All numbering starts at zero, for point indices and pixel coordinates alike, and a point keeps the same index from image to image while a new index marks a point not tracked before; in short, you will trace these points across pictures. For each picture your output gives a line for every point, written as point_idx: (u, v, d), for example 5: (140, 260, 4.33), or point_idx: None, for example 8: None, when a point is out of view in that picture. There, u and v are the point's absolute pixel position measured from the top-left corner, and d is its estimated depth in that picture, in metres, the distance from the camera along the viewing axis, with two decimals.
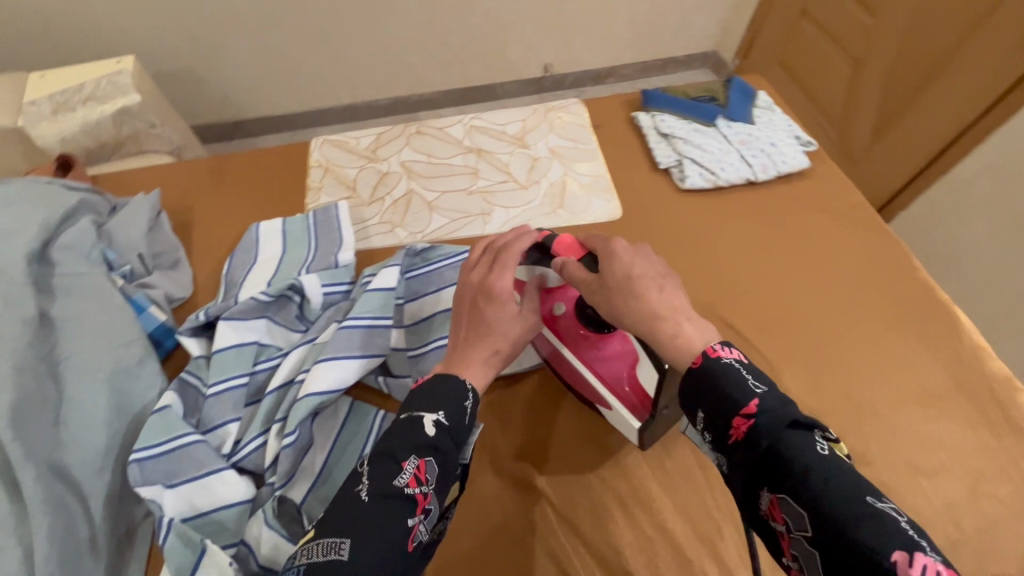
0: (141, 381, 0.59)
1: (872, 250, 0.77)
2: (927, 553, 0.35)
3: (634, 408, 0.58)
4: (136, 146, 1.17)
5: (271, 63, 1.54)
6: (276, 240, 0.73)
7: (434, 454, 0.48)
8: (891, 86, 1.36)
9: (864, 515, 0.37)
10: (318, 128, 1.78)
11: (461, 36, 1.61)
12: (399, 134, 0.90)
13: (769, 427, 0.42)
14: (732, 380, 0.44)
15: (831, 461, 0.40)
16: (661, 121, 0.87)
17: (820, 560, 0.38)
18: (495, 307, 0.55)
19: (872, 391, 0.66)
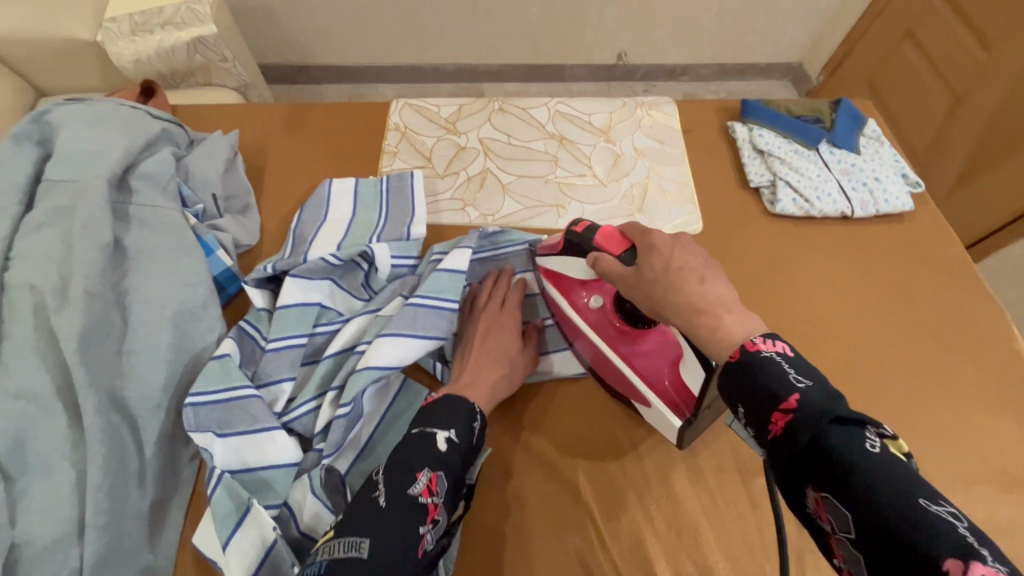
0: (203, 324, 0.59)
1: (971, 311, 0.72)
2: (986, 563, 0.31)
3: (674, 409, 0.54)
4: (205, 78, 1.16)
5: (345, 11, 1.51)
6: (348, 201, 0.71)
7: (446, 468, 0.48)
8: (996, 123, 1.27)
9: (912, 521, 0.34)
10: (381, 85, 1.75)
11: (539, 10, 1.55)
12: (482, 109, 0.87)
13: (812, 422, 0.38)
14: (773, 376, 0.41)
15: (880, 459, 0.37)
16: (759, 136, 0.82)
17: (867, 565, 0.36)
18: (499, 339, 0.60)
19: (949, 463, 0.61)
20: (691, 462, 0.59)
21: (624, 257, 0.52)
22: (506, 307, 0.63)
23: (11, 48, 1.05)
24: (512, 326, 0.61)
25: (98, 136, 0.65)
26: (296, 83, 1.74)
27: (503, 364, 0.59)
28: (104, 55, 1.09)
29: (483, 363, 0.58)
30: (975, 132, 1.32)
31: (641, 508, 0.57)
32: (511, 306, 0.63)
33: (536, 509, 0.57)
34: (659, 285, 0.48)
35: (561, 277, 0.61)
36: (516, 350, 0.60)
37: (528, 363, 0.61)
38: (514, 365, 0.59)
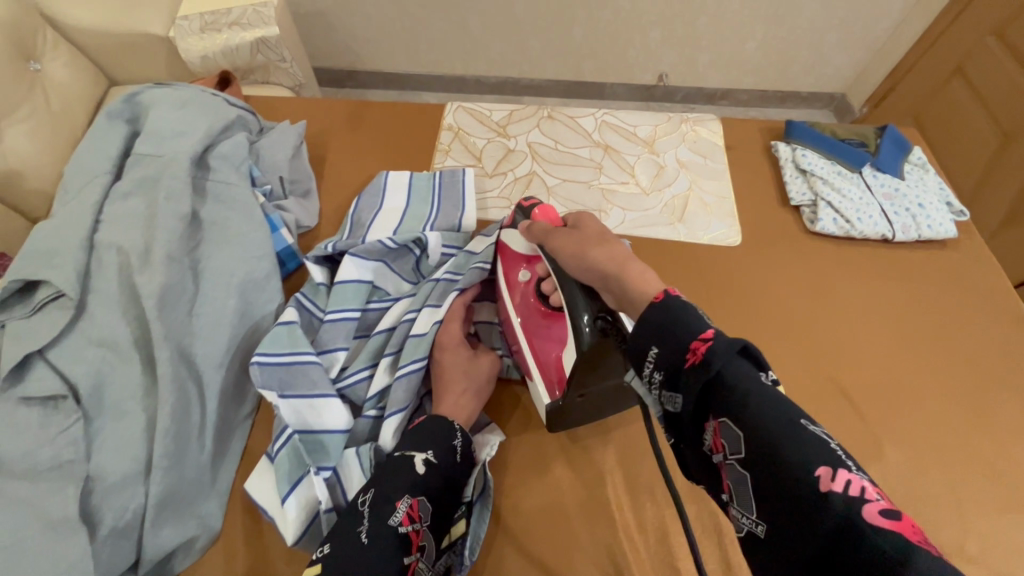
0: (265, 294, 0.64)
1: (1015, 341, 0.71)
2: (852, 472, 0.33)
3: (549, 388, 0.57)
4: (264, 76, 1.24)
5: (397, 20, 1.58)
6: (402, 193, 0.75)
7: (426, 493, 0.50)
8: None
9: (795, 436, 0.35)
10: (424, 92, 1.82)
11: (583, 29, 1.59)
12: (531, 115, 0.91)
13: (722, 355, 0.37)
14: (688, 312, 0.40)
15: (771, 389, 0.37)
16: (802, 156, 0.83)
17: (753, 485, 0.35)
18: (449, 357, 0.59)
19: (981, 486, 0.61)
20: None
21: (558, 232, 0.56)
22: (445, 323, 0.61)
23: (95, 39, 1.13)
24: (456, 337, 0.60)
25: (184, 116, 0.71)
26: (345, 87, 1.82)
27: (465, 380, 0.58)
28: (174, 50, 1.17)
29: (445, 384, 0.58)
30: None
31: (667, 503, 0.58)
32: (449, 322, 0.61)
33: (562, 496, 0.59)
34: (586, 240, 0.50)
35: (505, 248, 0.63)
36: (470, 358, 0.60)
37: (491, 367, 0.61)
38: (475, 376, 0.59)
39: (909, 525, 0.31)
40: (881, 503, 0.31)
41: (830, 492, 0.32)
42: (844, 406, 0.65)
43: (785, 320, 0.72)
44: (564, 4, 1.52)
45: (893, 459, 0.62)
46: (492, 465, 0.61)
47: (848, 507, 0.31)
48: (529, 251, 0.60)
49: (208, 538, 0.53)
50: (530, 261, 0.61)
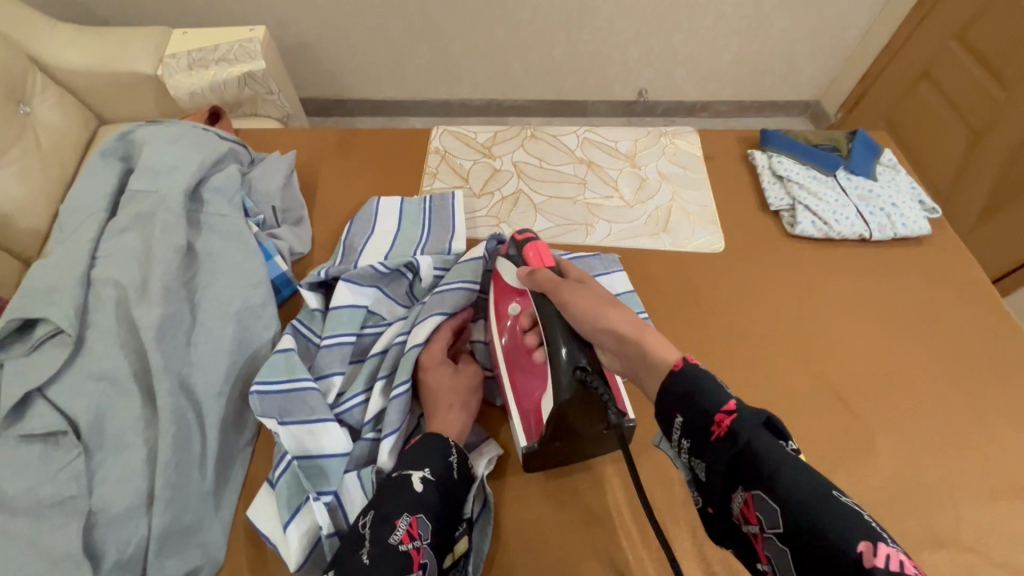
0: (261, 321, 0.64)
1: (994, 331, 0.73)
2: (888, 544, 0.36)
3: (527, 431, 0.58)
4: (252, 109, 1.27)
5: (382, 48, 1.62)
6: (393, 217, 0.77)
7: (425, 511, 0.51)
8: (1012, 166, 1.32)
9: (827, 507, 0.38)
10: (410, 117, 1.86)
11: (563, 49, 1.64)
12: (515, 135, 0.93)
13: (746, 427, 0.43)
14: (713, 387, 0.46)
15: (797, 460, 0.41)
16: (778, 163, 0.86)
17: (793, 556, 0.39)
18: (433, 377, 0.60)
19: (972, 474, 0.62)
20: None
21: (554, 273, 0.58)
22: (430, 344, 0.62)
23: (86, 80, 1.16)
24: (439, 357, 0.62)
25: (176, 152, 0.73)
26: (332, 115, 1.85)
27: (454, 396, 0.59)
28: (163, 87, 1.19)
29: (434, 402, 0.59)
30: (998, 168, 1.35)
31: (666, 507, 0.59)
32: (433, 342, 0.62)
33: (561, 505, 0.59)
34: (597, 295, 0.55)
35: (500, 280, 0.65)
36: (456, 375, 0.61)
37: (476, 381, 0.62)
38: (462, 391, 0.60)
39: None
40: (913, 573, 0.34)
41: (874, 566, 0.35)
42: (834, 401, 0.67)
43: (771, 321, 0.73)
44: (544, 27, 1.57)
45: (885, 452, 0.64)
46: (492, 480, 0.61)
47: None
48: (519, 286, 0.62)
49: (212, 566, 0.53)
50: (520, 295, 0.62)
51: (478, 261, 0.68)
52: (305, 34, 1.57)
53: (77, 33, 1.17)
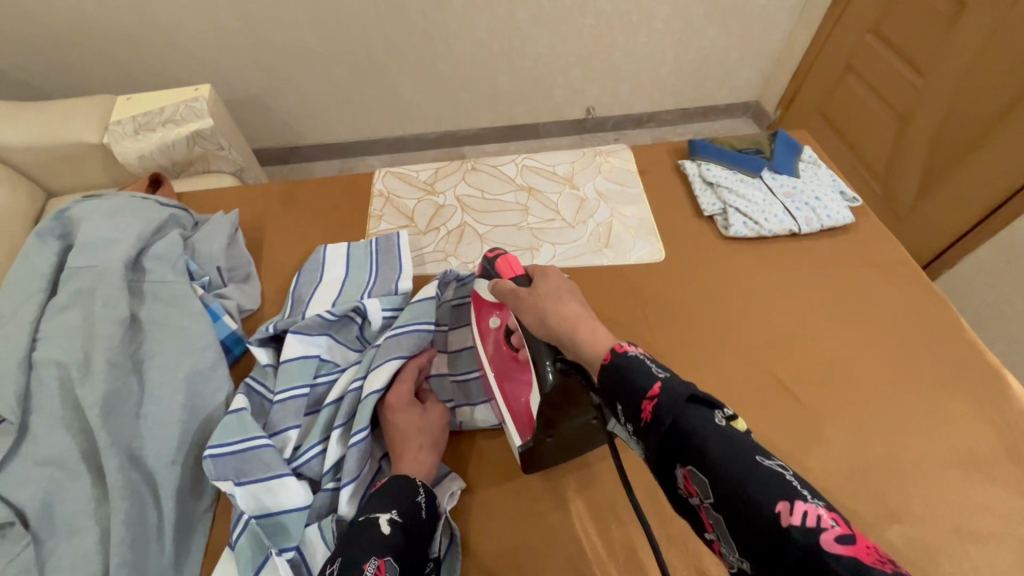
0: (212, 384, 0.64)
1: (923, 308, 0.77)
2: (808, 501, 0.34)
3: (520, 431, 0.59)
4: (204, 166, 1.28)
5: (331, 93, 1.65)
6: (340, 263, 0.78)
7: (393, 552, 0.50)
8: (938, 147, 1.36)
9: (753, 473, 0.37)
10: (368, 157, 1.88)
11: (508, 77, 1.70)
12: (456, 170, 0.96)
13: (670, 405, 0.41)
14: (638, 370, 0.44)
15: (726, 428, 0.40)
16: (707, 170, 0.91)
17: (730, 528, 0.37)
18: (401, 418, 0.61)
19: (915, 448, 0.65)
20: None
21: (520, 278, 0.63)
22: (394, 385, 0.64)
23: (30, 156, 1.15)
24: (405, 397, 0.63)
25: (115, 224, 0.73)
26: (289, 162, 1.86)
27: (420, 437, 0.61)
28: (111, 154, 1.19)
29: (402, 444, 0.60)
30: (926, 144, 1.39)
31: (629, 519, 0.61)
32: (399, 383, 0.64)
33: (526, 529, 0.60)
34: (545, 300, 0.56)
35: (478, 297, 0.68)
36: (422, 415, 0.63)
37: (442, 420, 0.64)
38: (429, 430, 0.62)
39: (866, 547, 0.32)
40: (836, 529, 0.33)
41: (791, 526, 0.34)
42: (782, 393, 0.70)
43: (716, 321, 0.76)
44: (486, 58, 1.62)
45: (832, 436, 0.66)
46: (458, 513, 0.62)
47: (807, 539, 0.33)
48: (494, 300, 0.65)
49: None
50: (498, 308, 0.65)
51: (428, 298, 0.70)
52: (253, 88, 1.59)
53: (19, 111, 1.17)
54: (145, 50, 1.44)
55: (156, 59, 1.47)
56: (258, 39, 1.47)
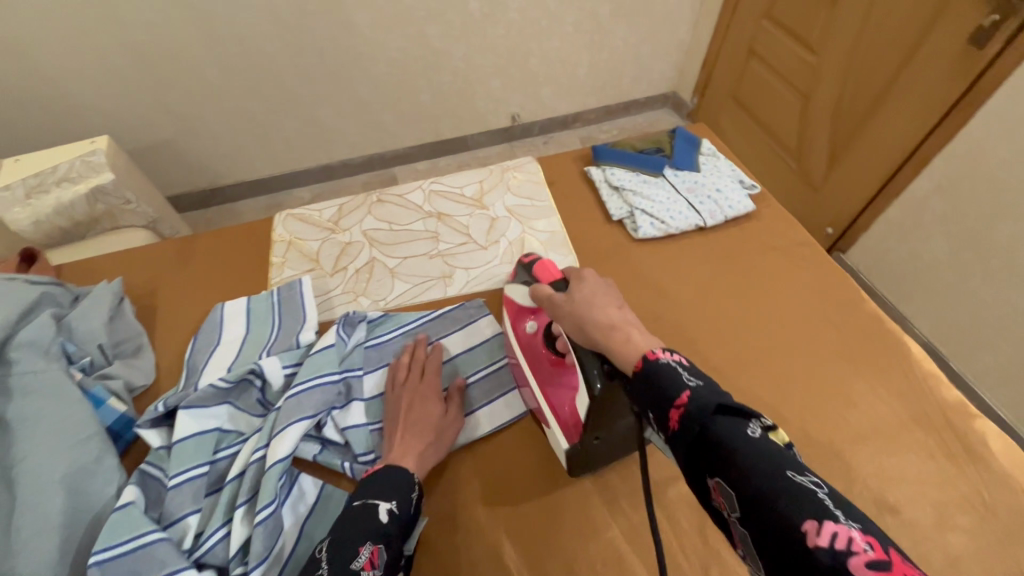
0: (99, 478, 0.59)
1: (826, 286, 0.80)
2: (840, 523, 0.32)
3: (567, 434, 0.59)
4: (112, 223, 1.20)
5: (244, 130, 1.57)
6: (240, 321, 0.74)
7: (385, 542, 0.51)
8: (840, 118, 1.41)
9: (781, 489, 0.34)
10: (296, 189, 1.80)
11: (429, 93, 1.67)
12: (361, 204, 0.92)
13: (697, 413, 0.40)
14: (668, 377, 0.43)
15: (760, 441, 0.37)
16: (612, 175, 0.91)
17: (757, 544, 0.35)
18: (424, 407, 0.64)
19: (832, 426, 0.67)
20: (602, 486, 0.63)
21: (555, 284, 0.60)
22: (427, 378, 0.67)
23: None
24: (433, 397, 0.65)
25: None
26: (210, 206, 1.75)
27: (428, 433, 0.62)
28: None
29: (410, 430, 0.62)
30: (830, 117, 1.44)
31: (560, 547, 0.59)
32: (428, 376, 0.67)
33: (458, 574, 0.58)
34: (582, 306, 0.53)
35: (513, 304, 0.69)
36: (441, 416, 0.64)
37: (458, 423, 0.65)
38: (443, 429, 0.63)
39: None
40: (870, 554, 0.30)
41: (817, 547, 0.31)
42: None
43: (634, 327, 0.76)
44: (401, 77, 1.59)
45: None
46: None
47: (834, 560, 0.31)
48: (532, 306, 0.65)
49: None
50: (536, 312, 0.65)
51: (330, 347, 0.67)
52: (157, 133, 1.49)
53: None
54: (28, 106, 1.33)
55: (42, 115, 1.36)
56: (153, 82, 1.38)
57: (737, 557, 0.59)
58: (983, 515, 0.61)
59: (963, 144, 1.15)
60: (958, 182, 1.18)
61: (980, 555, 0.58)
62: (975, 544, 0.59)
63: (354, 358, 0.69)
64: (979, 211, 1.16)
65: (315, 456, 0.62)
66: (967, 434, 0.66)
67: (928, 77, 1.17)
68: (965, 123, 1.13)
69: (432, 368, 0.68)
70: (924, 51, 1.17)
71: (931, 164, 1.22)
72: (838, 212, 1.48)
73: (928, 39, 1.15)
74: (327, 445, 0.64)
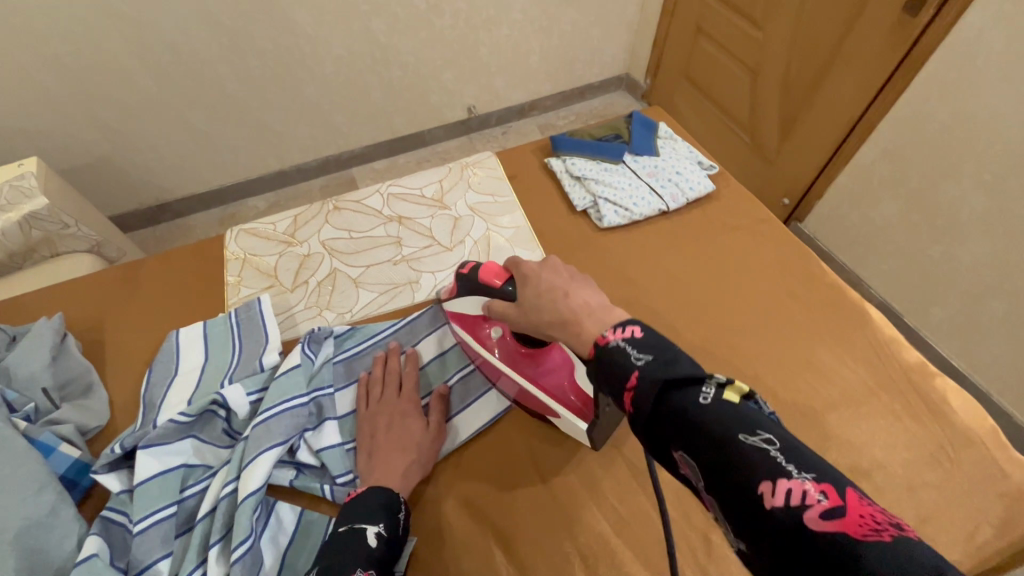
0: (56, 531, 0.55)
1: (789, 260, 0.82)
2: (793, 477, 0.32)
3: (580, 413, 0.60)
4: (50, 250, 1.12)
5: (188, 142, 1.49)
6: (197, 347, 0.70)
7: (376, 567, 0.50)
8: (788, 91, 1.44)
9: (733, 456, 0.34)
10: (250, 199, 1.72)
11: (381, 91, 1.62)
12: (317, 212, 0.89)
13: (647, 392, 0.39)
14: (619, 361, 0.42)
15: (711, 407, 0.37)
16: (572, 164, 0.90)
17: (722, 511, 0.35)
18: (407, 427, 0.62)
19: (803, 398, 0.68)
20: (588, 481, 0.63)
21: (505, 287, 0.58)
22: (402, 395, 0.65)
23: None
24: (413, 411, 0.64)
25: None
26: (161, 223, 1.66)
27: (411, 450, 0.60)
28: None
29: (395, 452, 0.60)
30: (778, 90, 1.47)
31: (551, 546, 0.59)
32: (404, 392, 0.65)
33: None
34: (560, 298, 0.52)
35: (462, 315, 0.66)
36: (423, 432, 0.62)
37: (439, 436, 0.63)
38: (426, 444, 0.61)
39: (857, 517, 0.30)
40: (824, 504, 0.31)
41: (774, 508, 0.32)
42: None
43: None
44: (351, 76, 1.54)
45: None
46: None
47: (792, 518, 0.31)
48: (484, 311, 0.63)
49: None
50: (489, 317, 0.64)
51: (297, 367, 0.64)
52: (93, 150, 1.40)
53: None
54: None
55: None
56: (83, 96, 1.29)
57: (724, 538, 0.59)
58: (949, 469, 0.63)
59: (905, 110, 1.19)
60: (903, 147, 1.22)
61: (947, 507, 0.61)
62: (942, 498, 0.62)
63: (324, 377, 0.66)
64: (923, 174, 1.20)
65: (291, 482, 0.60)
66: (928, 392, 0.68)
67: (868, 47, 1.20)
68: (905, 90, 1.17)
69: (407, 383, 0.66)
70: (862, 22, 1.20)
71: (875, 131, 1.26)
72: (792, 183, 1.52)
73: (865, 11, 1.19)
74: (303, 469, 0.62)
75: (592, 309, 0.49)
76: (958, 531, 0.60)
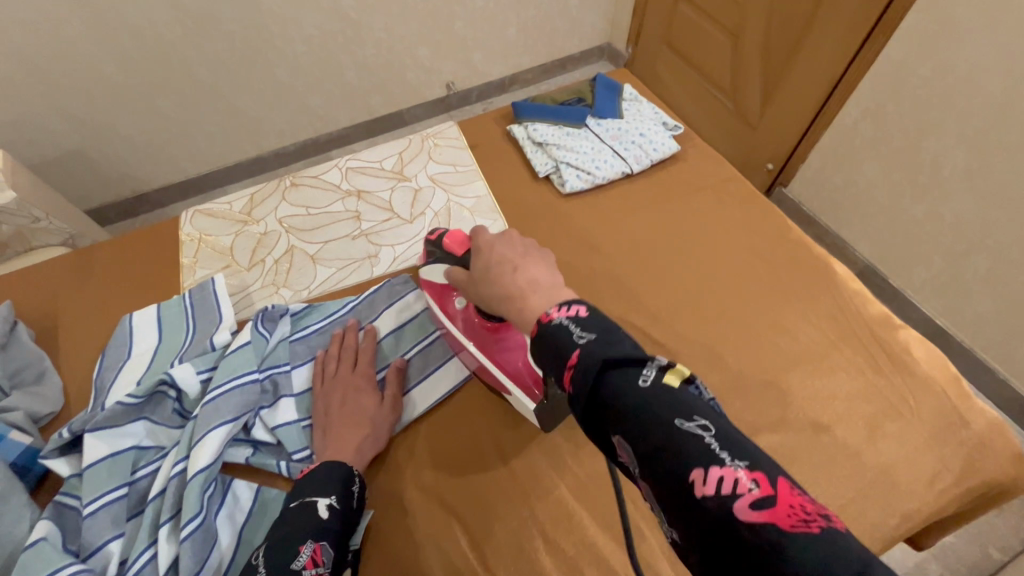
0: (6, 516, 0.54)
1: (755, 219, 0.80)
2: (726, 465, 0.30)
3: (529, 392, 0.58)
4: (24, 244, 1.11)
5: (157, 129, 1.45)
6: (150, 330, 0.68)
7: (329, 537, 0.49)
8: (768, 52, 1.40)
9: (667, 442, 0.32)
10: (229, 185, 1.67)
11: (355, 69, 1.57)
12: (274, 190, 0.86)
13: (585, 373, 0.37)
14: (560, 339, 0.40)
15: (648, 391, 0.34)
16: (534, 130, 0.88)
17: (657, 500, 0.33)
18: (359, 402, 0.61)
19: (766, 357, 0.68)
20: (545, 445, 0.62)
21: (464, 256, 0.57)
22: (357, 369, 0.64)
23: None
24: (366, 385, 0.63)
25: None
26: (139, 215, 1.62)
27: (365, 425, 0.60)
28: None
29: (347, 428, 0.59)
30: (759, 52, 1.43)
31: (508, 510, 0.59)
32: (358, 366, 0.65)
33: (406, 553, 0.57)
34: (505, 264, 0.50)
35: (430, 281, 0.64)
36: (377, 406, 0.61)
37: (395, 410, 0.62)
38: (380, 418, 0.61)
39: (786, 507, 0.29)
40: (755, 492, 0.29)
41: (705, 496, 0.30)
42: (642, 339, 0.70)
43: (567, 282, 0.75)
44: (322, 55, 1.49)
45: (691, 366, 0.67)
46: None
47: (722, 508, 0.29)
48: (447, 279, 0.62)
49: None
50: (456, 287, 0.63)
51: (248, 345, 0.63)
52: (61, 142, 1.36)
53: None
54: None
55: None
56: (42, 85, 1.24)
57: None
58: (912, 420, 0.63)
59: (885, 66, 1.16)
60: (885, 104, 1.19)
61: (910, 458, 0.61)
62: (904, 451, 0.61)
63: (278, 354, 0.65)
64: (904, 132, 1.18)
65: (247, 459, 0.59)
66: (893, 346, 0.68)
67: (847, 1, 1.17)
68: (886, 44, 1.14)
69: (361, 358, 0.65)
70: None
71: (857, 89, 1.23)
72: (775, 148, 1.49)
73: None
74: (259, 447, 0.61)
75: (537, 274, 0.48)
76: (920, 480, 0.60)
